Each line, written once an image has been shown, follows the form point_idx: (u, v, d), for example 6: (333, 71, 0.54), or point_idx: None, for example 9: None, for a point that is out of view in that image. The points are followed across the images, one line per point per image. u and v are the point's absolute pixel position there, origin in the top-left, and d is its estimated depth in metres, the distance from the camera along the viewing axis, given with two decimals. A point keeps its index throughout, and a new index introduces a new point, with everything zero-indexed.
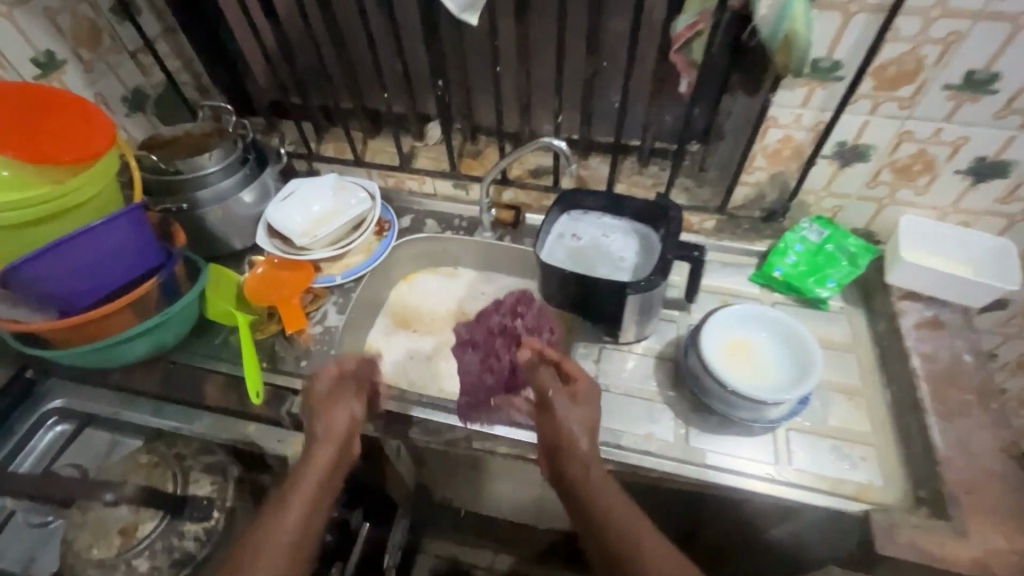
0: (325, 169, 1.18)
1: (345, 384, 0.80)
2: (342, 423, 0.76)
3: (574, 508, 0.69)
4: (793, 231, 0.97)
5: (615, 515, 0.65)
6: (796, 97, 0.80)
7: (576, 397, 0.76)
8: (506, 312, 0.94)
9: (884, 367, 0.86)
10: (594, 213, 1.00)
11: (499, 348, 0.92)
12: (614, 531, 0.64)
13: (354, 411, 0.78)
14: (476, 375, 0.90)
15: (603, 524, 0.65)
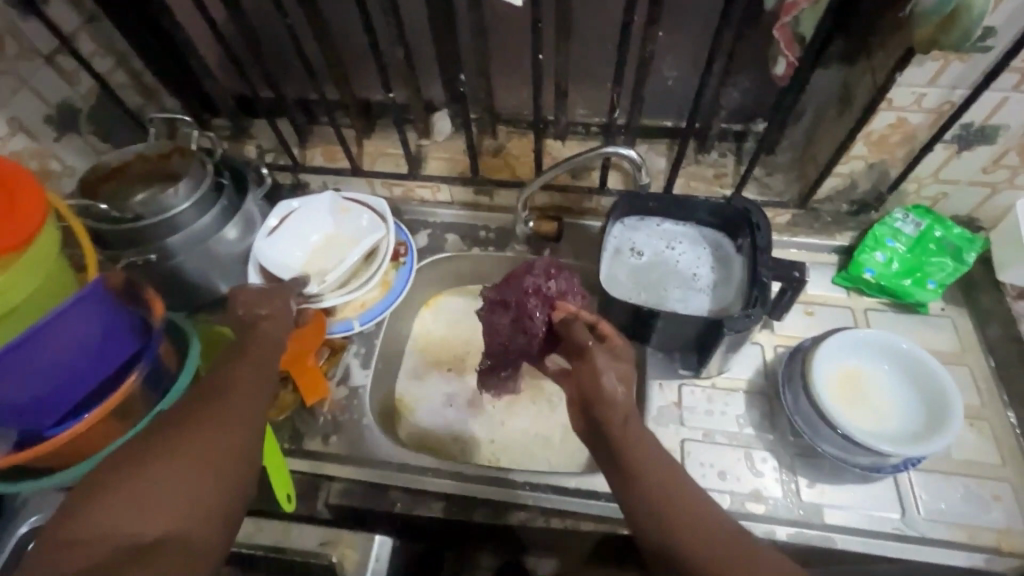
0: (314, 181, 0.98)
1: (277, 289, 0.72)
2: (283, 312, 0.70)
3: (615, 466, 0.56)
4: (883, 222, 0.83)
5: (664, 476, 0.53)
6: (923, 74, 0.64)
7: (617, 353, 0.63)
8: (538, 270, 0.71)
9: (1002, 380, 0.76)
10: (652, 219, 0.84)
11: (533, 312, 0.69)
12: (663, 490, 0.52)
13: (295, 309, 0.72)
14: (508, 340, 0.74)
15: (647, 484, 0.53)
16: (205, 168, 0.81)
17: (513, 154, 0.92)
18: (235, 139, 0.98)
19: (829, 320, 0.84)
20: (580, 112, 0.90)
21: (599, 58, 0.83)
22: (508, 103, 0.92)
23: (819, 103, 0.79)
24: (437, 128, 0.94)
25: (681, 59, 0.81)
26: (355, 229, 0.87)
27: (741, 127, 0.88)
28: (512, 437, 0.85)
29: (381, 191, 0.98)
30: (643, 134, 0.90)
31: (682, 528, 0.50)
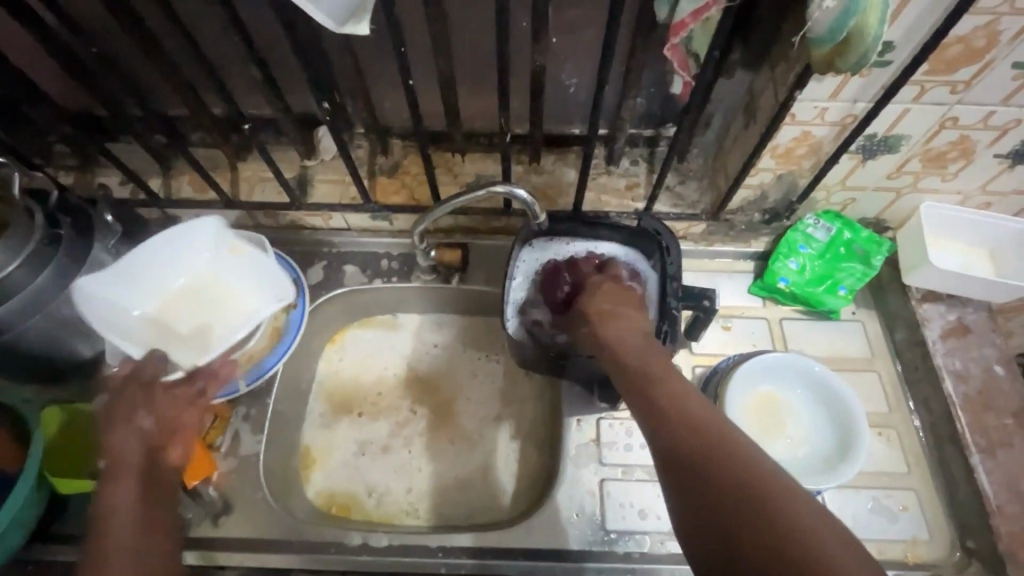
0: (184, 215, 0.85)
1: (119, 403, 0.60)
2: (130, 449, 0.57)
3: (632, 389, 0.56)
4: (795, 230, 0.81)
5: (698, 419, 0.50)
6: (825, 89, 0.60)
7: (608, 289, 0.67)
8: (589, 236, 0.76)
9: (908, 386, 0.77)
10: (562, 238, 0.77)
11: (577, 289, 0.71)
12: (693, 430, 0.49)
13: (143, 425, 0.59)
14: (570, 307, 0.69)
15: (682, 425, 0.50)
16: (32, 222, 0.68)
17: (410, 173, 0.84)
18: (83, 170, 0.84)
19: (747, 333, 0.81)
20: (479, 122, 0.81)
21: (491, 66, 0.74)
22: (397, 115, 0.81)
23: (726, 110, 0.74)
24: (323, 146, 0.83)
25: (581, 65, 0.74)
26: None
27: (653, 132, 0.81)
28: (431, 483, 0.80)
29: (264, 220, 0.87)
30: (549, 144, 0.83)
31: (717, 458, 0.46)
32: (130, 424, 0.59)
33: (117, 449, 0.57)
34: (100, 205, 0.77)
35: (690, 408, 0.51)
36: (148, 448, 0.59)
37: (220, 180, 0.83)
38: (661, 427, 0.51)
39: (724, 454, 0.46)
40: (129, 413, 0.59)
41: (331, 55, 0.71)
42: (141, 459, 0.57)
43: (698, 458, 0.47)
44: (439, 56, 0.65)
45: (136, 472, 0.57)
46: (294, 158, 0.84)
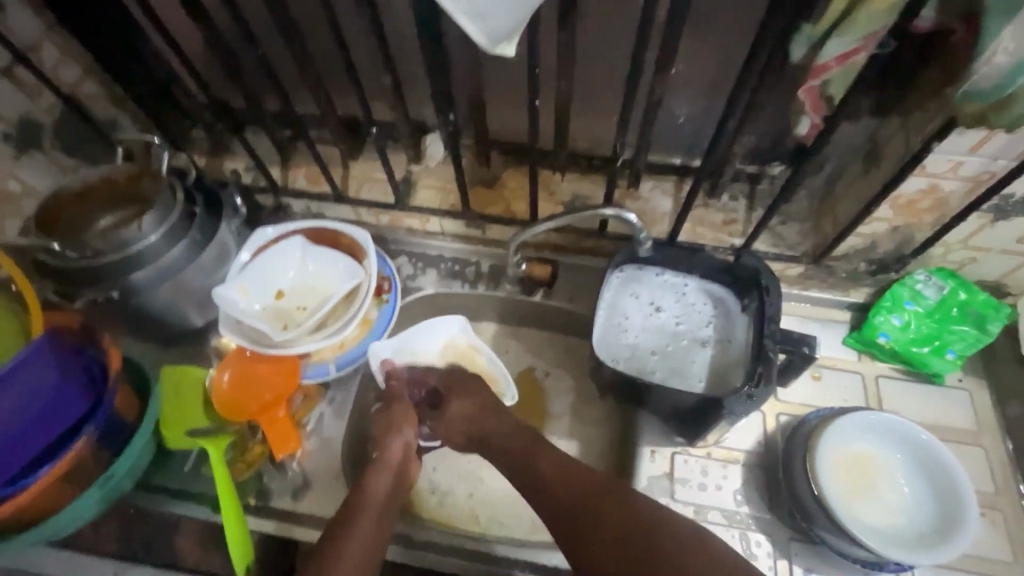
0: (296, 205, 0.91)
1: (394, 411, 0.74)
2: (395, 451, 0.69)
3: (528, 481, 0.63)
4: (902, 284, 0.77)
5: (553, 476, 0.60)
6: (966, 142, 0.57)
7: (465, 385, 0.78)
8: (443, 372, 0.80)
9: (1018, 466, 0.71)
10: (650, 268, 0.78)
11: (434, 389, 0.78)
12: (585, 489, 0.58)
13: (407, 437, 0.71)
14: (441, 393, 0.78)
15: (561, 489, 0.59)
16: (173, 197, 0.74)
17: (509, 187, 0.86)
18: (215, 155, 0.92)
19: (839, 387, 0.78)
20: (582, 143, 0.82)
21: (606, 91, 0.75)
22: (503, 129, 0.84)
23: (841, 155, 0.73)
24: (429, 153, 0.87)
25: (694, 98, 0.74)
26: (331, 274, 0.81)
27: (756, 169, 0.79)
28: (494, 494, 0.79)
29: (366, 217, 0.91)
30: (649, 171, 0.83)
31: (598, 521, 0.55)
32: (398, 435, 0.71)
33: (386, 454, 0.69)
34: (228, 189, 0.84)
35: (569, 480, 0.59)
36: (403, 456, 0.70)
37: (333, 176, 0.89)
38: (552, 517, 0.58)
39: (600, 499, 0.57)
40: (400, 425, 0.72)
41: (456, 69, 0.75)
42: (398, 464, 0.69)
43: (593, 507, 0.56)
44: (560, 80, 0.67)
45: (392, 471, 0.68)
46: (402, 161, 0.88)
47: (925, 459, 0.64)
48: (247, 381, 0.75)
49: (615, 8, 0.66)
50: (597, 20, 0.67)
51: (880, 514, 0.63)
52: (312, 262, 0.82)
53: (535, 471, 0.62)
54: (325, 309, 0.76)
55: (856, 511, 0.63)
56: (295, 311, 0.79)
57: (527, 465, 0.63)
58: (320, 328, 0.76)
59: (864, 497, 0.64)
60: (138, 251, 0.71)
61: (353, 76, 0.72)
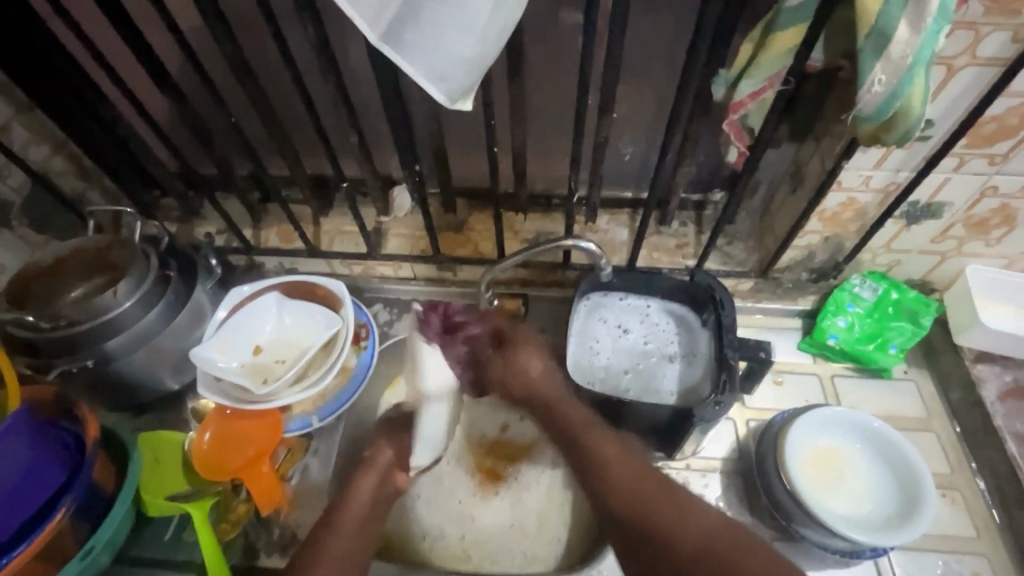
0: (269, 262, 0.94)
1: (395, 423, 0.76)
2: (384, 454, 0.72)
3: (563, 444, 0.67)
4: (842, 289, 0.84)
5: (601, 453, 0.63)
6: (869, 159, 0.66)
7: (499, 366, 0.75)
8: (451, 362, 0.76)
9: (968, 446, 0.77)
10: (614, 294, 0.83)
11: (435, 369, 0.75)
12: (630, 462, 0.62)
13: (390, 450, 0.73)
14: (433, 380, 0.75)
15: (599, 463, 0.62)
16: (147, 262, 0.76)
17: (475, 230, 0.91)
18: (186, 220, 0.94)
19: (800, 389, 0.83)
20: (540, 184, 0.89)
21: (557, 136, 0.82)
22: (466, 177, 0.90)
23: (771, 178, 0.81)
24: (397, 204, 0.92)
25: (637, 136, 0.81)
26: (308, 326, 0.83)
27: (700, 197, 0.87)
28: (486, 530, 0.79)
29: (340, 269, 0.94)
30: (604, 206, 0.90)
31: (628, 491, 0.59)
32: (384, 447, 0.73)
33: (361, 468, 0.70)
34: (201, 252, 0.86)
35: (642, 472, 0.60)
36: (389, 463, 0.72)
37: (305, 232, 0.92)
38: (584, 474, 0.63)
39: (661, 511, 0.55)
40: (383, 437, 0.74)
41: (418, 126, 0.81)
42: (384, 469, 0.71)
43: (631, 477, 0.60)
44: (515, 129, 0.73)
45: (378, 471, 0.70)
46: (371, 213, 0.93)
47: (881, 447, 0.69)
48: (229, 439, 0.74)
49: (557, 63, 0.74)
50: (542, 75, 0.75)
51: (850, 502, 0.67)
52: (288, 315, 0.83)
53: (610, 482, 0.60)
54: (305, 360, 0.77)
55: (826, 502, 0.67)
56: (275, 364, 0.80)
57: (597, 462, 0.62)
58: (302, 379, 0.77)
59: (833, 488, 0.68)
60: (112, 318, 0.71)
61: (322, 137, 0.77)
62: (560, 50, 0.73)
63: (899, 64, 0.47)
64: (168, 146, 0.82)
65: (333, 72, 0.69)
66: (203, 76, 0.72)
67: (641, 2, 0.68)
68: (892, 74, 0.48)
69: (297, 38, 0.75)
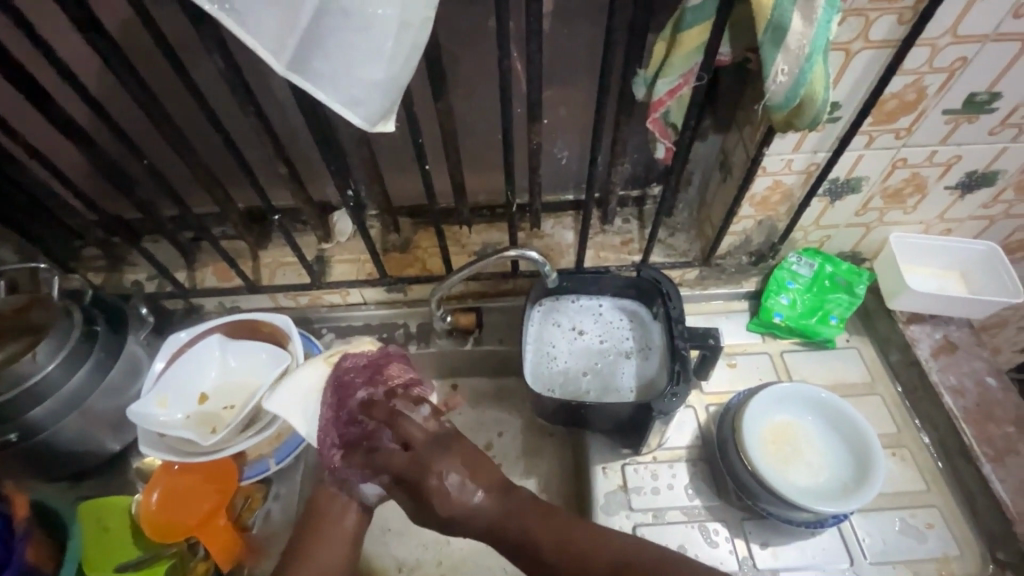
0: (208, 303, 0.90)
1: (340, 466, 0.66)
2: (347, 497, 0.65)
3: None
4: (781, 267, 0.88)
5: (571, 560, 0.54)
6: (788, 143, 0.68)
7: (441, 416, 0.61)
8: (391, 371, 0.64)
9: (910, 404, 0.81)
10: (566, 297, 0.84)
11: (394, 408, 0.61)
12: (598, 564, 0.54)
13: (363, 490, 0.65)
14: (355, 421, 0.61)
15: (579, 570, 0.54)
16: (69, 320, 0.71)
17: (422, 247, 0.90)
18: (112, 269, 0.89)
19: (752, 369, 0.85)
20: (481, 195, 0.89)
21: (492, 147, 0.82)
22: (405, 195, 0.89)
23: (703, 169, 0.83)
24: (338, 229, 0.90)
25: (571, 140, 0.82)
26: (256, 366, 0.79)
27: (638, 192, 0.89)
28: (463, 552, 0.77)
29: (285, 302, 0.91)
30: (547, 211, 0.90)
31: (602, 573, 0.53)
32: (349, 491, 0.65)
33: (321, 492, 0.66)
34: (131, 301, 0.81)
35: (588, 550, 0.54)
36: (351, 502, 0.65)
37: (244, 268, 0.89)
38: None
39: (579, 526, 0.56)
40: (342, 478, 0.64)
41: (350, 149, 0.79)
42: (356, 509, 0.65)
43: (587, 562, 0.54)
44: (447, 144, 0.73)
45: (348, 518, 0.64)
46: (312, 242, 0.91)
47: (830, 415, 0.72)
48: (186, 493, 0.71)
49: (481, 75, 0.73)
50: (469, 88, 0.75)
51: (808, 474, 0.69)
52: (233, 357, 0.80)
53: (532, 534, 0.56)
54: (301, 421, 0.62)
55: (786, 476, 0.69)
56: (223, 411, 0.76)
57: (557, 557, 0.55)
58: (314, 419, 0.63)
59: (791, 462, 0.70)
60: (34, 385, 0.67)
61: (247, 172, 0.74)
62: (483, 61, 0.73)
63: (799, 55, 0.49)
64: (81, 195, 0.77)
65: (250, 103, 0.66)
66: (108, 120, 0.68)
67: (556, 9, 0.68)
68: (793, 64, 0.50)
69: (210, 71, 0.72)
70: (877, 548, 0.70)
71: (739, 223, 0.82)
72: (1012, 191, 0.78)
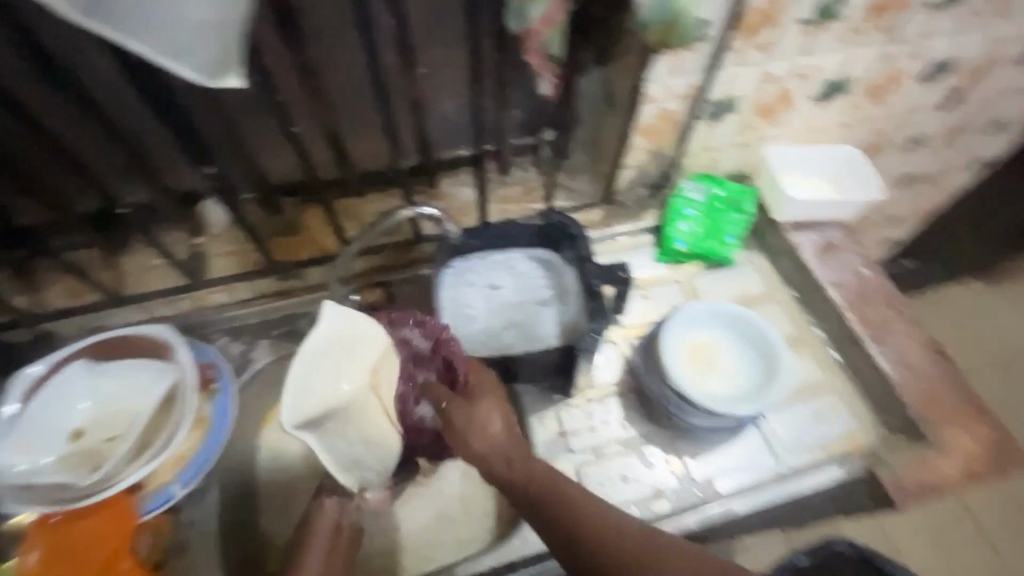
0: (66, 328, 0.77)
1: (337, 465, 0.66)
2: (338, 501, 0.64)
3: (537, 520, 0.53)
4: (676, 196, 0.89)
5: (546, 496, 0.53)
6: (666, 67, 0.69)
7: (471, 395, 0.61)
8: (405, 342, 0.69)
9: (803, 304, 0.88)
10: (477, 256, 0.81)
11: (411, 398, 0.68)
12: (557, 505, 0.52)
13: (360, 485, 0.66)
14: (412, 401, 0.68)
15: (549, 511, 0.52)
16: None
17: (313, 228, 0.83)
18: None
19: (664, 298, 0.88)
20: None
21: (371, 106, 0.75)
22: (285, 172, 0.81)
23: (592, 107, 0.82)
24: (210, 221, 0.80)
25: (456, 90, 0.76)
26: (136, 386, 0.69)
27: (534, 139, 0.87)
28: (412, 533, 0.74)
29: (163, 311, 0.80)
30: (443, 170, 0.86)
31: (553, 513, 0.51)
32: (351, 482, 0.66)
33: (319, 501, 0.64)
34: None
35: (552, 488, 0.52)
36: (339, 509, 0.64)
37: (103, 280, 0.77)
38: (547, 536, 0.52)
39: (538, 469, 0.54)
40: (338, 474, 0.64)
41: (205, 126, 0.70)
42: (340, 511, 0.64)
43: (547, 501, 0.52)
44: None
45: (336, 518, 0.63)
46: (184, 239, 0.80)
47: (738, 325, 0.76)
48: (80, 547, 0.61)
49: (335, 29, 0.64)
50: (335, 43, 0.67)
51: (727, 382, 0.73)
52: (106, 381, 0.69)
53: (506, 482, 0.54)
54: (316, 410, 0.52)
55: (709, 389, 0.73)
56: (104, 443, 0.65)
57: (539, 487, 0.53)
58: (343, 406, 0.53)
59: (712, 374, 0.74)
60: None
61: None
62: None
63: None
64: None
65: None
66: None
67: None
68: None
69: None
70: (793, 440, 0.75)
71: (633, 157, 0.82)
72: (863, 96, 0.85)
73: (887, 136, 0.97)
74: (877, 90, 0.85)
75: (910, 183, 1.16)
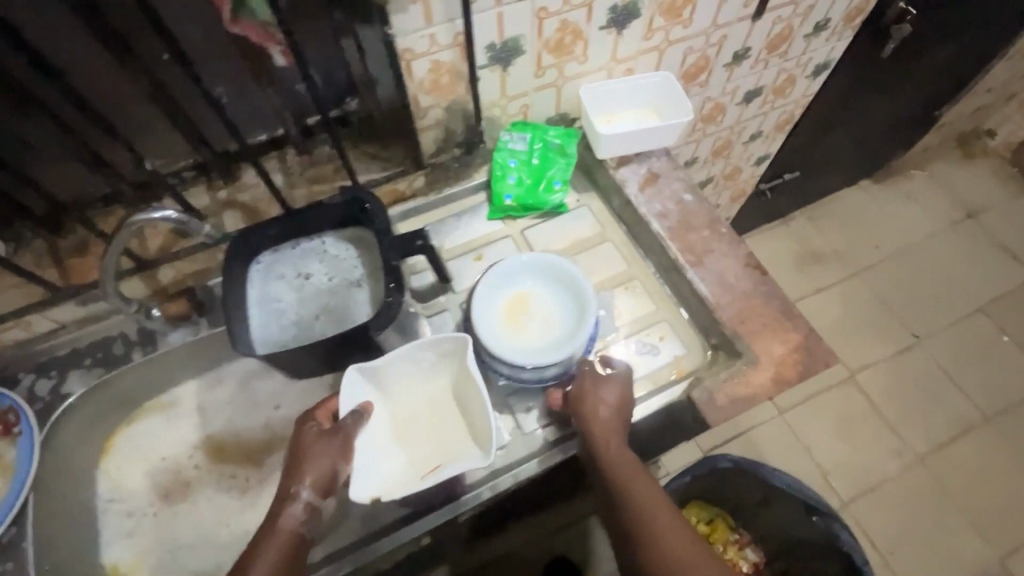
0: None
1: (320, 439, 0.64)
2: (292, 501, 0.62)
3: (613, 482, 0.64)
4: (498, 149, 0.88)
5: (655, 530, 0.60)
6: (415, 17, 0.65)
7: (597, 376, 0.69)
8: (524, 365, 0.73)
9: (635, 239, 0.87)
10: (285, 246, 0.77)
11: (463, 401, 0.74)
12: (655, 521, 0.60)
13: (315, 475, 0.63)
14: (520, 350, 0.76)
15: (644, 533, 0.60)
16: None
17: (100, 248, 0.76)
18: None
19: (500, 256, 0.86)
20: None
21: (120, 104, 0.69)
22: None
23: None
24: None
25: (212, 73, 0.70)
26: None
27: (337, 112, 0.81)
28: None
29: None
30: None
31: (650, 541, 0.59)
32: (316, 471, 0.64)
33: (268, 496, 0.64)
34: None
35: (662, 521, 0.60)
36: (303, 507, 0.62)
37: None
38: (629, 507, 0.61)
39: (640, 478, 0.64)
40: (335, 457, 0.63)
41: None
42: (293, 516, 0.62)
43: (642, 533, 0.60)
44: None
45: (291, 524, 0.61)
46: None
47: (553, 271, 0.76)
48: None
49: (10, 24, 0.56)
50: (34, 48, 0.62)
51: (544, 330, 0.73)
52: None
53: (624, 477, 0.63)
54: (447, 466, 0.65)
55: (527, 340, 0.73)
56: None
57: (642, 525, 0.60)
58: (474, 437, 0.69)
59: (529, 326, 0.74)
60: None
61: None
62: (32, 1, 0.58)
63: None
64: None
65: None
66: None
67: None
68: None
69: None
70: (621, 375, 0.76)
71: (429, 115, 0.79)
72: (660, 17, 0.82)
73: (706, 54, 0.96)
74: (673, 9, 0.82)
75: (753, 98, 1.17)
